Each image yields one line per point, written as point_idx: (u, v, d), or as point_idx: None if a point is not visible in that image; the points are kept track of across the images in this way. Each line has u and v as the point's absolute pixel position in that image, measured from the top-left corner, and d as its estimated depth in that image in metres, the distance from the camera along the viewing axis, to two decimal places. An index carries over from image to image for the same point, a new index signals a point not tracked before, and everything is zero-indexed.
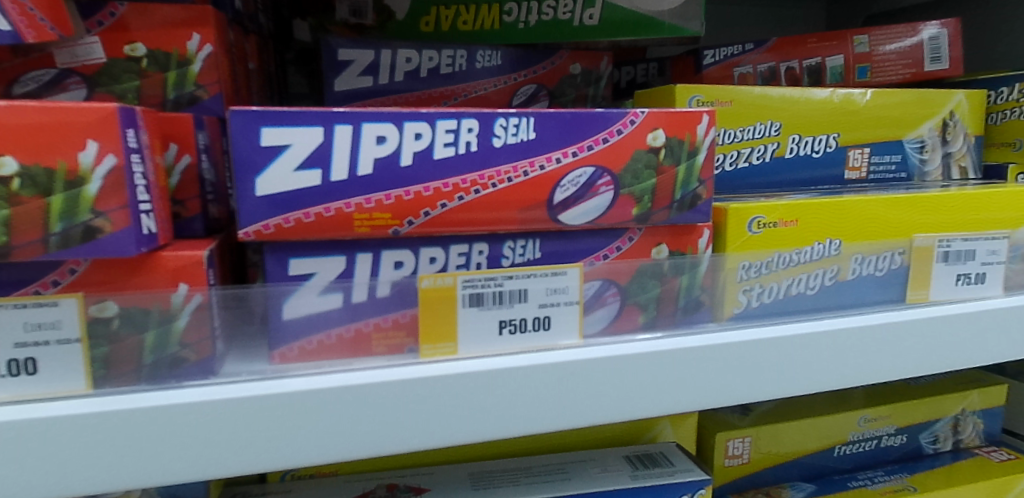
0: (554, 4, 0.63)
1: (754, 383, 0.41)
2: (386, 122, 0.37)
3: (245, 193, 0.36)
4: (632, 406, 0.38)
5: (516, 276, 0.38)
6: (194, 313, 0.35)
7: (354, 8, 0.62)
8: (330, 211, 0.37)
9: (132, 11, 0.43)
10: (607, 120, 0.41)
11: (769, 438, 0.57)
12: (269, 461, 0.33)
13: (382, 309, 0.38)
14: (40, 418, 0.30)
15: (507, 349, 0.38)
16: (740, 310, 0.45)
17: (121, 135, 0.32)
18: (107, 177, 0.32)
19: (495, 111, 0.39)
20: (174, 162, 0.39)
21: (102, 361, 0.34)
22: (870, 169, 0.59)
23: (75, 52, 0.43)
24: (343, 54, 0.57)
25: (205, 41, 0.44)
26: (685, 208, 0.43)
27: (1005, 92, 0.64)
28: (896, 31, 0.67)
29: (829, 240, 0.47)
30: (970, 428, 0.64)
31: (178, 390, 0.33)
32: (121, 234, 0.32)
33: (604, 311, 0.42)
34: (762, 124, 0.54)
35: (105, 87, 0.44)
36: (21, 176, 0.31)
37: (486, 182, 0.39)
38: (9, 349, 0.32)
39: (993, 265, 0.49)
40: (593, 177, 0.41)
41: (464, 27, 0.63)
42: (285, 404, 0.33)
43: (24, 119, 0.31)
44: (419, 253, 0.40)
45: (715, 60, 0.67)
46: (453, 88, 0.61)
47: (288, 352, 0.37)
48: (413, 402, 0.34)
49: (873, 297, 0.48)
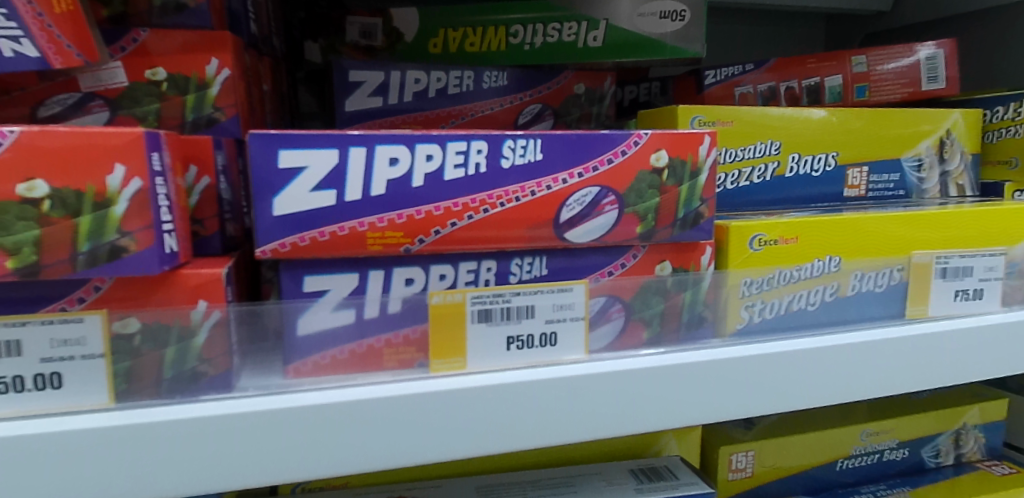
0: (559, 26, 0.64)
1: (755, 397, 0.42)
2: (398, 144, 0.39)
3: (263, 212, 0.37)
4: (637, 419, 0.39)
5: (524, 293, 0.40)
6: (212, 329, 0.36)
7: (365, 30, 0.64)
8: (344, 230, 0.38)
9: (154, 37, 0.45)
10: (612, 141, 0.42)
11: (771, 452, 0.58)
12: (284, 473, 0.34)
13: (393, 324, 0.39)
14: (64, 431, 0.31)
15: (513, 364, 0.40)
16: (743, 325, 0.46)
17: (147, 158, 0.33)
18: (133, 199, 0.33)
19: (504, 133, 0.40)
20: (194, 183, 0.40)
21: (124, 376, 0.35)
22: (870, 187, 0.60)
23: (98, 76, 0.45)
24: (355, 75, 0.59)
25: (223, 65, 0.46)
26: (688, 226, 0.45)
27: (1000, 111, 0.65)
28: (894, 51, 0.68)
29: (829, 257, 0.48)
30: (972, 442, 0.65)
31: (197, 404, 0.34)
32: (145, 253, 0.34)
33: (609, 327, 0.43)
34: (762, 143, 0.56)
35: (126, 110, 0.45)
36: (52, 198, 0.33)
37: (494, 201, 0.40)
38: (35, 364, 0.33)
39: (991, 281, 0.50)
40: (598, 196, 0.42)
41: (471, 49, 0.65)
42: (300, 418, 0.34)
43: (56, 144, 0.32)
44: (429, 270, 0.41)
45: (715, 80, 0.69)
46: (461, 108, 0.63)
47: (302, 366, 0.38)
48: (423, 416, 0.35)
49: (874, 312, 0.49)
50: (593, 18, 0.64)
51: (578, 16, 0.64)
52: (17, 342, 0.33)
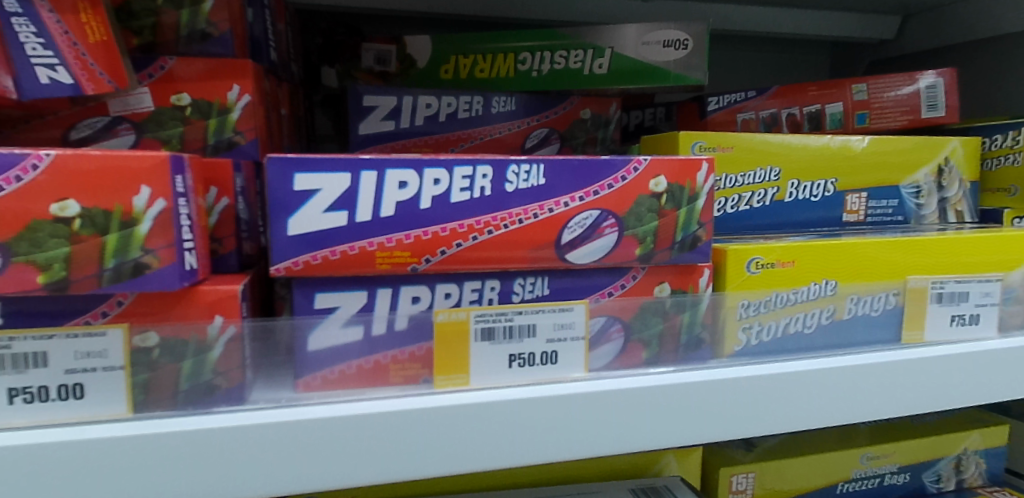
0: (566, 54, 0.66)
1: (751, 419, 0.43)
2: (407, 168, 0.41)
3: (278, 232, 0.39)
4: (634, 438, 0.40)
5: (526, 311, 0.41)
6: (227, 344, 0.38)
7: (379, 56, 0.67)
8: (354, 249, 0.40)
9: (180, 65, 0.48)
10: (612, 166, 0.44)
11: (773, 475, 0.58)
12: (291, 483, 0.35)
13: (399, 342, 0.41)
14: (87, 440, 0.33)
15: (515, 381, 0.41)
16: (740, 347, 0.47)
17: (170, 180, 0.36)
18: (156, 218, 0.36)
19: (508, 159, 0.42)
20: (214, 203, 0.42)
21: (142, 387, 0.36)
22: (868, 213, 0.61)
23: (126, 101, 0.47)
24: (369, 100, 0.62)
25: (243, 92, 0.49)
26: (686, 249, 0.46)
27: (999, 139, 0.66)
28: (895, 80, 0.69)
29: (825, 281, 0.49)
30: (973, 467, 0.65)
31: (210, 416, 0.36)
32: (167, 270, 0.36)
33: (609, 346, 0.44)
34: (761, 169, 0.57)
35: (151, 133, 0.48)
36: (82, 217, 0.35)
37: (498, 223, 0.42)
38: (60, 374, 0.35)
39: (987, 306, 0.51)
40: (599, 219, 0.44)
41: (481, 75, 0.67)
42: (309, 430, 0.35)
43: (87, 166, 0.35)
44: (435, 288, 0.43)
45: (718, 107, 0.71)
46: (471, 131, 0.65)
47: (311, 380, 0.40)
48: (425, 430, 0.37)
49: (871, 336, 0.50)
50: (598, 46, 0.66)
51: (584, 44, 0.66)
52: (43, 354, 0.35)
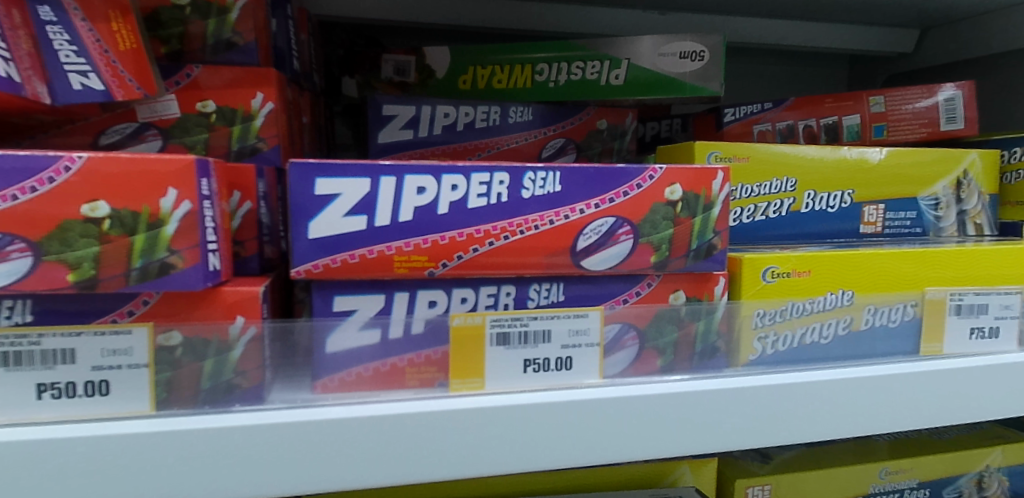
0: (582, 65, 0.67)
1: (766, 428, 0.42)
2: (425, 174, 0.41)
3: (300, 235, 0.40)
4: (647, 445, 0.40)
5: (541, 317, 0.42)
6: (249, 344, 0.39)
7: (398, 67, 0.68)
8: (372, 253, 0.41)
9: (205, 73, 0.49)
10: (628, 174, 0.44)
11: (788, 488, 0.57)
12: (305, 484, 0.36)
13: (416, 345, 0.41)
14: (110, 436, 0.34)
15: (530, 386, 0.41)
16: (755, 356, 0.47)
17: (196, 184, 0.37)
18: (182, 220, 0.37)
19: (524, 166, 0.43)
20: (237, 207, 0.43)
21: (164, 385, 0.37)
22: (886, 224, 0.61)
23: (154, 108, 0.49)
24: (388, 109, 0.63)
25: (267, 99, 0.50)
26: (701, 257, 0.46)
27: (1017, 152, 0.66)
28: (913, 92, 0.69)
29: (842, 291, 0.49)
30: (995, 484, 0.63)
31: (228, 414, 0.37)
32: (191, 270, 0.37)
33: (624, 353, 0.44)
34: (778, 180, 0.57)
35: (178, 139, 0.49)
36: (111, 218, 0.36)
37: (514, 229, 0.43)
38: (87, 371, 0.36)
39: (1007, 319, 0.50)
40: (614, 226, 0.44)
41: (498, 85, 0.68)
42: (324, 431, 0.36)
43: (116, 168, 0.36)
44: (451, 293, 0.43)
45: (734, 118, 0.72)
46: (487, 141, 0.66)
47: (329, 382, 0.41)
48: (440, 433, 0.37)
49: (887, 348, 0.50)
50: (615, 57, 0.66)
51: (601, 56, 0.66)
52: (72, 350, 0.36)
